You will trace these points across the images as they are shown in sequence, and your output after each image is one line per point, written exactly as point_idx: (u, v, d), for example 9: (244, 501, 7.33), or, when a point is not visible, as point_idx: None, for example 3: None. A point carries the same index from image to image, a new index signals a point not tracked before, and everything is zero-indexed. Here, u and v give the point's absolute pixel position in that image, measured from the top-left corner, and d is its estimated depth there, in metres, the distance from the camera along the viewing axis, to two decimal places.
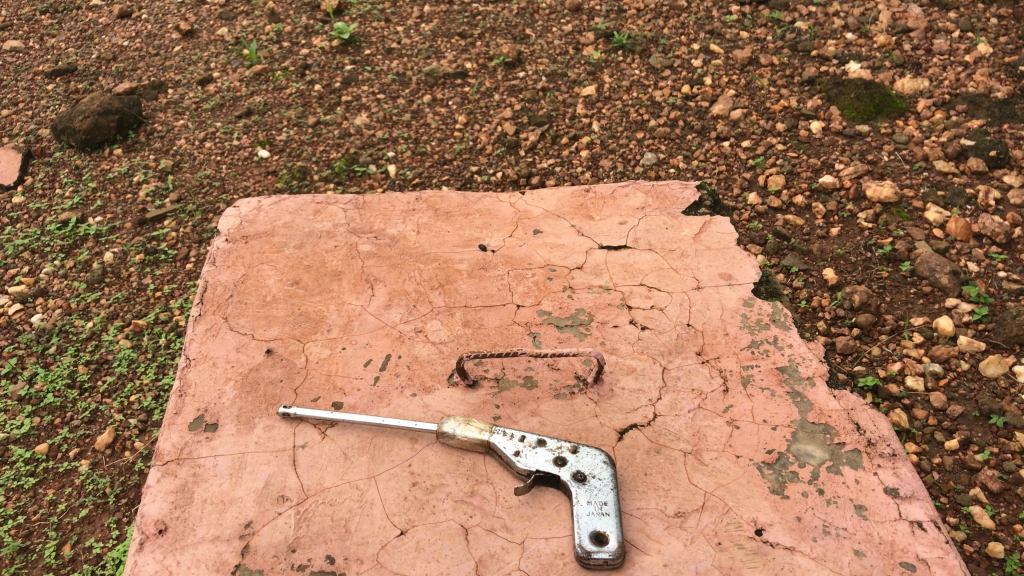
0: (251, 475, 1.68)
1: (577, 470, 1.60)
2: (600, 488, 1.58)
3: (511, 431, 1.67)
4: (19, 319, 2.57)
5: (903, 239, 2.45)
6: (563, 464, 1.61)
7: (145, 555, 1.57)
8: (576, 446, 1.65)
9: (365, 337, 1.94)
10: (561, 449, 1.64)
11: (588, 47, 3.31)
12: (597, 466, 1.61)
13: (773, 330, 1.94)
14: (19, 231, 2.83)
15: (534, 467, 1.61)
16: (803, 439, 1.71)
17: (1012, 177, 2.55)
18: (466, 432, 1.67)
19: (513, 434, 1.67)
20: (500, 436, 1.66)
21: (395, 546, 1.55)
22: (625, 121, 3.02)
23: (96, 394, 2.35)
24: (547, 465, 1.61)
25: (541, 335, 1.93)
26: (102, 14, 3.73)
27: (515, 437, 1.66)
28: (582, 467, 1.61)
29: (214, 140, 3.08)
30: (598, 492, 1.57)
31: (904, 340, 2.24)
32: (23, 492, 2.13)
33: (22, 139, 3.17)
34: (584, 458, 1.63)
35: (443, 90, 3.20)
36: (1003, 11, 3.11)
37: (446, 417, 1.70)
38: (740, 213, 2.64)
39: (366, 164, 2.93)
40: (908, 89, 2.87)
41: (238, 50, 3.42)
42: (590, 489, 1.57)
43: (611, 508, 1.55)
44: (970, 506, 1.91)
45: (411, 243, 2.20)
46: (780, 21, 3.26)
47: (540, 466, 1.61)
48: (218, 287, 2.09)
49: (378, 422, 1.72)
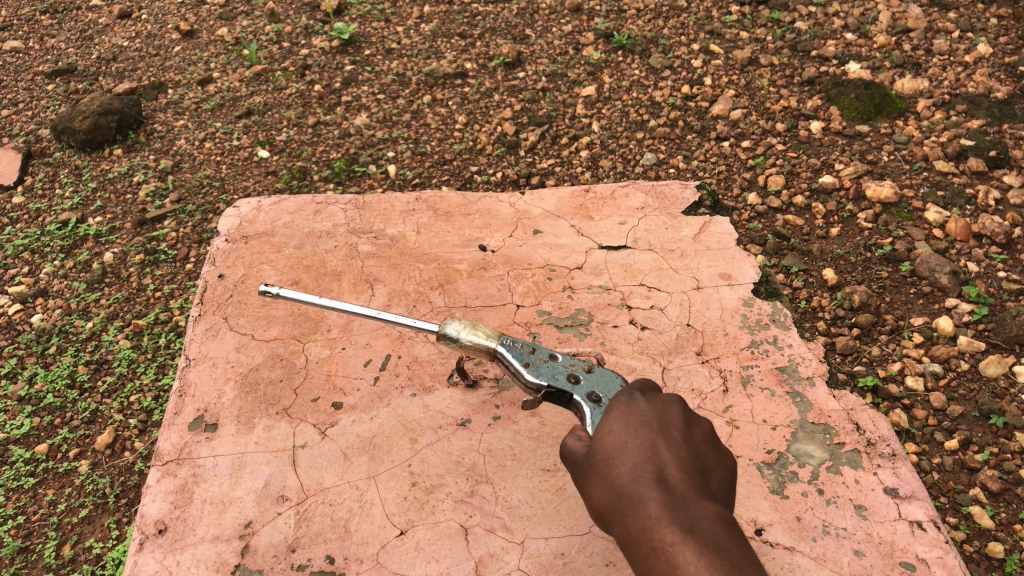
0: (251, 475, 1.68)
1: (592, 391, 1.39)
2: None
3: (519, 342, 1.46)
4: (19, 319, 2.57)
5: (903, 239, 2.45)
6: (577, 382, 1.40)
7: (145, 555, 1.57)
8: (590, 365, 1.43)
9: (365, 337, 1.94)
10: (577, 368, 1.43)
11: (588, 47, 3.31)
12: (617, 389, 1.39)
13: (773, 330, 1.94)
14: (19, 232, 2.83)
15: (543, 382, 1.41)
16: (803, 439, 1.71)
17: (1012, 177, 2.55)
18: (466, 339, 1.46)
19: (522, 345, 1.46)
20: (506, 345, 1.44)
21: (395, 546, 1.55)
22: (625, 121, 3.02)
23: (96, 394, 2.35)
24: (559, 381, 1.41)
25: (541, 335, 1.93)
26: (102, 14, 3.73)
27: (524, 349, 1.45)
28: (598, 390, 1.39)
29: (214, 141, 3.08)
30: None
31: (903, 340, 2.24)
32: (23, 492, 2.13)
33: (22, 139, 3.17)
34: (602, 379, 1.41)
35: (444, 90, 3.20)
36: (1003, 11, 3.11)
37: (448, 318, 1.48)
38: (739, 213, 2.64)
39: (366, 164, 2.94)
40: (908, 89, 2.87)
41: (238, 50, 3.42)
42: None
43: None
44: (970, 505, 1.92)
45: (411, 243, 2.20)
46: (780, 22, 3.26)
47: (549, 382, 1.41)
48: (218, 287, 2.09)
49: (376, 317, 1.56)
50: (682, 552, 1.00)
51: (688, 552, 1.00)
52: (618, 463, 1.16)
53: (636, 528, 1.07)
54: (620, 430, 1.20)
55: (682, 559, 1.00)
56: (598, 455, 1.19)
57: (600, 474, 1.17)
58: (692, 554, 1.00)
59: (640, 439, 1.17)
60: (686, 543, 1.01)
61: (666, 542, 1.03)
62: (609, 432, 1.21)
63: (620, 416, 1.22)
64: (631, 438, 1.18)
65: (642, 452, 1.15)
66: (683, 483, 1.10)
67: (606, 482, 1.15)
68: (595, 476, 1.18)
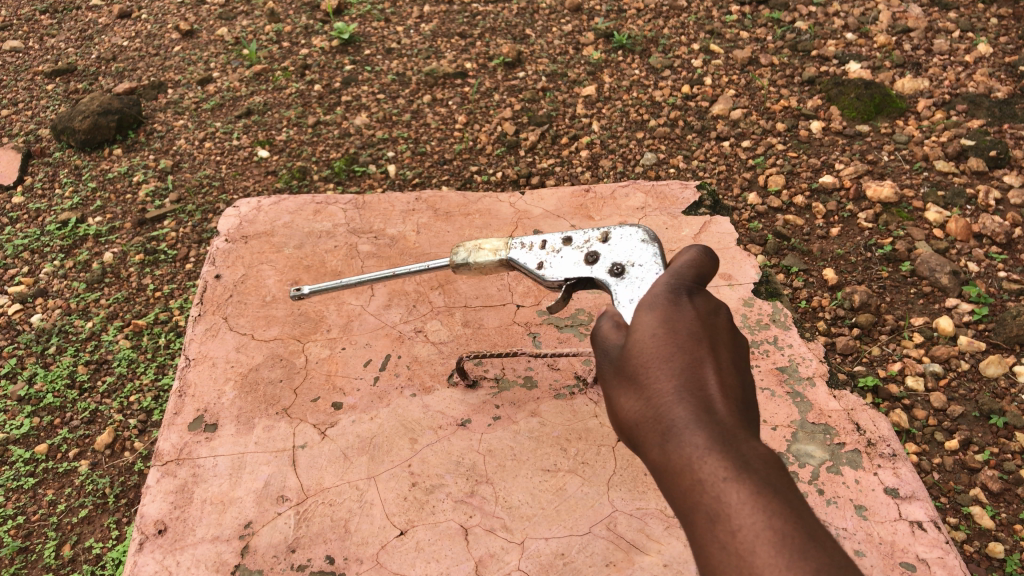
0: (251, 475, 1.68)
1: (613, 263, 1.34)
2: (643, 277, 1.29)
3: (528, 241, 1.46)
4: (19, 319, 2.57)
5: (903, 238, 2.45)
6: (595, 260, 1.36)
7: (145, 555, 1.57)
8: (605, 232, 1.37)
9: (365, 337, 1.94)
10: (591, 243, 1.38)
11: (588, 47, 3.31)
12: (636, 251, 1.32)
13: (773, 330, 1.94)
14: (19, 231, 2.83)
15: (562, 276, 1.40)
16: (803, 439, 1.71)
17: (1012, 177, 2.55)
18: (478, 259, 1.50)
19: (532, 243, 1.45)
20: (517, 250, 1.46)
21: (395, 546, 1.55)
22: (625, 121, 3.02)
23: (96, 394, 2.35)
24: (578, 269, 1.38)
25: (541, 335, 1.93)
26: (102, 14, 3.72)
27: (535, 247, 1.45)
28: (618, 257, 1.33)
29: (214, 141, 3.08)
30: (642, 284, 1.28)
31: (904, 340, 2.23)
32: (23, 492, 2.13)
33: (22, 139, 3.16)
34: (620, 244, 1.34)
35: (443, 90, 3.20)
36: (1003, 11, 3.11)
37: (456, 249, 1.54)
38: (740, 213, 2.64)
39: (366, 164, 2.94)
40: (908, 89, 2.87)
41: (238, 50, 3.42)
42: (630, 282, 1.29)
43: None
44: (970, 505, 1.92)
45: (411, 243, 2.19)
46: (780, 21, 3.25)
47: (567, 273, 1.39)
48: (218, 288, 2.09)
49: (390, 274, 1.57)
50: (734, 490, 0.83)
51: (742, 488, 0.83)
52: (657, 368, 0.99)
53: (675, 453, 0.90)
54: (661, 331, 1.03)
55: (733, 498, 0.83)
56: (634, 357, 1.02)
57: (634, 380, 1.00)
58: (746, 492, 0.83)
59: (685, 345, 1.00)
60: (738, 478, 0.84)
61: (712, 475, 0.85)
62: (647, 329, 1.04)
63: (659, 316, 1.05)
64: (674, 341, 1.01)
65: (686, 360, 0.99)
66: (730, 412, 0.93)
67: (640, 391, 0.98)
68: (627, 382, 1.01)
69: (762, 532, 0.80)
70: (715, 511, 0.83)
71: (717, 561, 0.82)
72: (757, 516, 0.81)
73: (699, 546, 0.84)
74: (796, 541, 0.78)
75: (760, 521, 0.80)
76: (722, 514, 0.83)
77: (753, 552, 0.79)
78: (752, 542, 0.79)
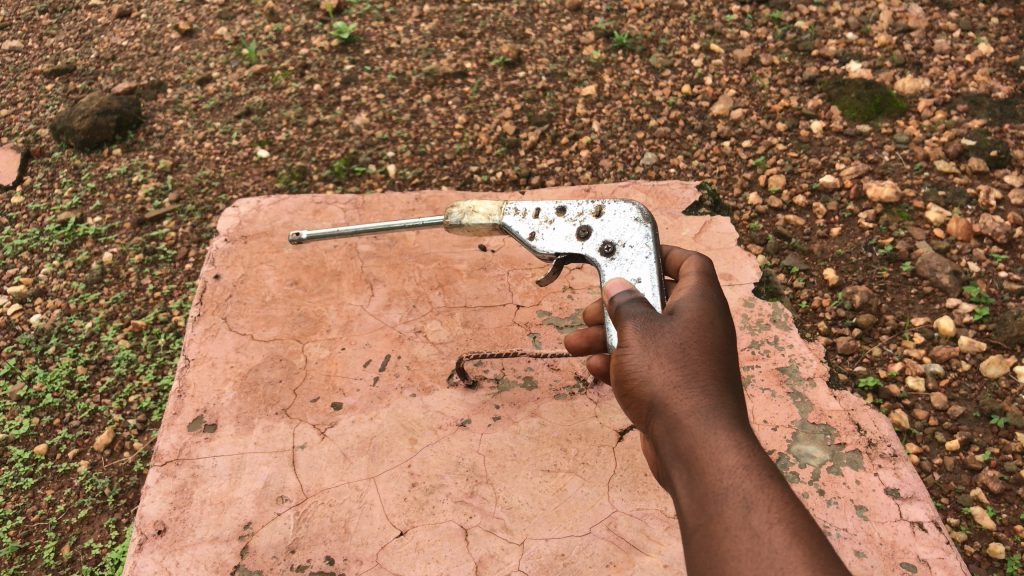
0: (251, 475, 1.68)
1: (604, 241, 1.39)
2: (632, 259, 1.35)
3: (522, 209, 1.47)
4: (18, 319, 2.56)
5: (903, 238, 2.44)
6: (587, 237, 1.41)
7: (144, 555, 1.56)
8: (600, 207, 1.41)
9: (365, 337, 1.94)
10: (585, 217, 1.42)
11: (588, 47, 3.30)
12: (628, 231, 1.37)
13: (773, 330, 1.94)
14: (19, 231, 2.83)
15: (552, 249, 1.44)
16: (803, 439, 1.70)
17: (1012, 177, 2.55)
18: (473, 222, 1.52)
19: (525, 211, 1.47)
20: (511, 217, 1.47)
21: (395, 546, 1.55)
22: (625, 121, 3.01)
23: (96, 394, 2.35)
24: (570, 243, 1.42)
25: (541, 336, 1.92)
26: (102, 14, 3.72)
27: (528, 215, 1.46)
28: (609, 236, 1.39)
29: (214, 141, 3.07)
30: (630, 266, 1.34)
31: (904, 340, 2.23)
32: (23, 492, 2.13)
33: (21, 138, 3.16)
34: (612, 222, 1.40)
35: (443, 90, 3.19)
36: (1003, 10, 3.11)
37: (450, 206, 1.53)
38: (740, 213, 2.64)
39: (366, 164, 2.94)
40: (909, 89, 2.86)
41: (237, 50, 3.41)
42: (618, 264, 1.36)
43: (642, 275, 1.31)
44: (970, 506, 1.92)
45: (411, 243, 2.18)
46: (780, 21, 3.25)
47: (558, 247, 1.43)
48: (218, 287, 2.08)
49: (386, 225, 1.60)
50: (776, 487, 0.89)
51: (784, 491, 0.89)
52: (707, 357, 1.03)
53: (719, 437, 0.94)
54: (712, 324, 1.08)
55: (776, 495, 0.88)
56: (683, 334, 1.05)
57: (681, 357, 1.02)
58: (787, 493, 0.89)
59: (730, 349, 1.07)
60: (780, 480, 0.90)
61: (758, 469, 0.90)
62: (699, 316, 1.08)
63: (710, 310, 1.10)
64: (721, 340, 1.06)
65: (729, 363, 1.04)
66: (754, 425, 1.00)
67: (685, 369, 1.01)
68: (671, 355, 1.02)
69: (801, 532, 0.85)
70: (755, 498, 0.88)
71: (743, 545, 0.86)
72: (797, 517, 0.86)
73: (724, 525, 0.88)
74: (828, 546, 0.84)
75: (799, 522, 0.86)
76: (763, 505, 0.87)
77: (788, 544, 0.84)
78: (790, 537, 0.84)
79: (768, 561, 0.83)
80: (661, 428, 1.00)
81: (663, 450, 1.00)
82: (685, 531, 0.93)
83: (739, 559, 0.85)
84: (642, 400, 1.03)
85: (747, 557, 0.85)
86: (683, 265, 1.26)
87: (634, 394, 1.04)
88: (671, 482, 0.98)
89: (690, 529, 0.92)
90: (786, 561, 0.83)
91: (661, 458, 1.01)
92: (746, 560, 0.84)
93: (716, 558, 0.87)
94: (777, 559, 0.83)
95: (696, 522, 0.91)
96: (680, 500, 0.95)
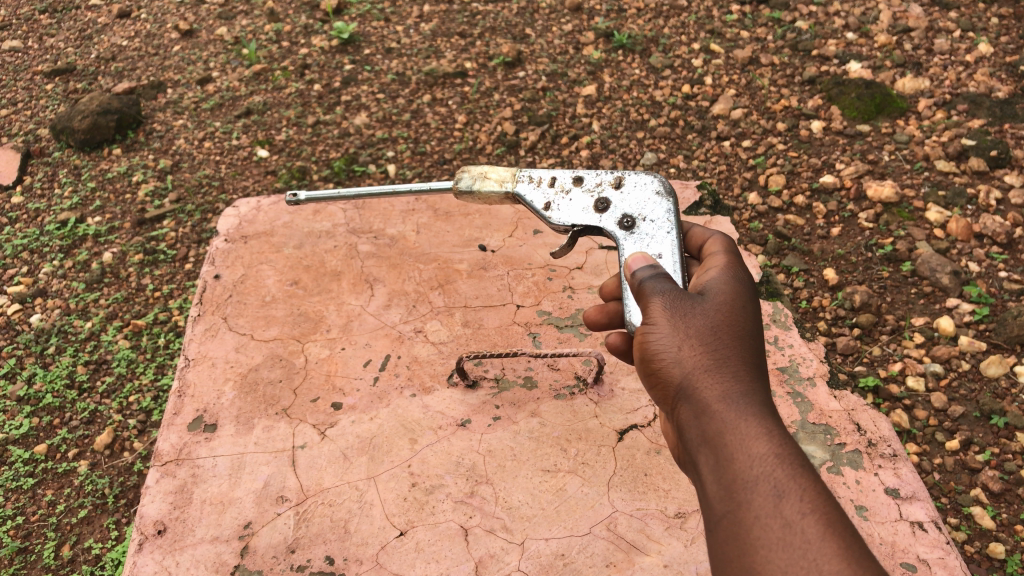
0: (251, 475, 1.68)
1: (623, 214, 1.39)
2: (652, 234, 1.35)
3: (537, 176, 1.46)
4: (18, 319, 2.56)
5: (903, 238, 2.44)
6: (605, 209, 1.40)
7: (144, 555, 1.56)
8: (619, 179, 1.41)
9: (365, 337, 1.94)
10: (603, 188, 1.42)
11: (588, 47, 3.30)
12: (648, 205, 1.38)
13: (773, 330, 1.94)
14: (18, 231, 2.83)
15: (569, 220, 1.43)
16: (803, 439, 1.70)
17: (1013, 177, 2.54)
18: (485, 188, 1.50)
19: (540, 179, 1.46)
20: (525, 185, 1.46)
21: (395, 546, 1.55)
22: (625, 121, 3.02)
23: (96, 394, 2.35)
24: (587, 215, 1.41)
25: (541, 335, 1.93)
26: (102, 14, 3.71)
27: (543, 184, 1.45)
28: (629, 209, 1.39)
29: (214, 141, 3.07)
30: (651, 241, 1.35)
31: (904, 340, 2.23)
32: (22, 492, 2.13)
33: (21, 139, 3.16)
34: (632, 194, 1.40)
35: (443, 90, 3.19)
36: (1003, 10, 3.10)
37: (461, 172, 1.51)
38: (740, 213, 2.64)
39: (366, 164, 2.94)
40: (909, 89, 2.86)
41: (237, 50, 3.41)
42: (638, 238, 1.36)
43: (664, 251, 1.32)
44: (971, 506, 1.92)
45: (411, 243, 2.18)
46: (780, 21, 3.25)
47: (574, 219, 1.42)
48: (218, 288, 2.08)
49: (390, 190, 1.59)
50: (808, 476, 0.89)
51: (815, 481, 0.89)
52: (736, 341, 1.03)
53: (750, 425, 0.93)
54: (742, 307, 1.08)
55: (807, 484, 0.88)
56: (713, 317, 1.05)
57: (711, 342, 1.02)
58: (818, 484, 0.89)
59: (759, 333, 1.07)
60: (811, 470, 0.90)
61: (789, 458, 0.90)
62: (729, 298, 1.08)
63: (741, 294, 1.10)
64: (750, 325, 1.06)
65: (758, 348, 1.05)
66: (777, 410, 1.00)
67: (714, 353, 1.01)
68: (701, 339, 1.02)
69: (833, 523, 0.85)
70: (786, 488, 0.88)
71: (774, 534, 0.86)
72: (829, 508, 0.86)
73: (754, 513, 0.88)
74: (860, 538, 0.84)
75: (831, 513, 0.86)
76: (795, 494, 0.87)
77: (820, 535, 0.84)
78: (822, 528, 0.84)
79: (801, 552, 0.83)
80: (687, 411, 1.00)
81: (689, 434, 0.99)
82: (711, 516, 0.93)
83: (769, 548, 0.85)
84: (669, 382, 1.03)
85: (778, 546, 0.85)
86: (708, 246, 1.28)
87: (661, 375, 1.04)
88: (695, 466, 0.98)
89: (716, 516, 0.92)
90: (819, 553, 0.83)
91: (685, 442, 1.01)
92: (777, 550, 0.85)
93: (744, 546, 0.87)
94: (809, 551, 0.83)
95: (724, 509, 0.91)
96: (705, 486, 0.95)
